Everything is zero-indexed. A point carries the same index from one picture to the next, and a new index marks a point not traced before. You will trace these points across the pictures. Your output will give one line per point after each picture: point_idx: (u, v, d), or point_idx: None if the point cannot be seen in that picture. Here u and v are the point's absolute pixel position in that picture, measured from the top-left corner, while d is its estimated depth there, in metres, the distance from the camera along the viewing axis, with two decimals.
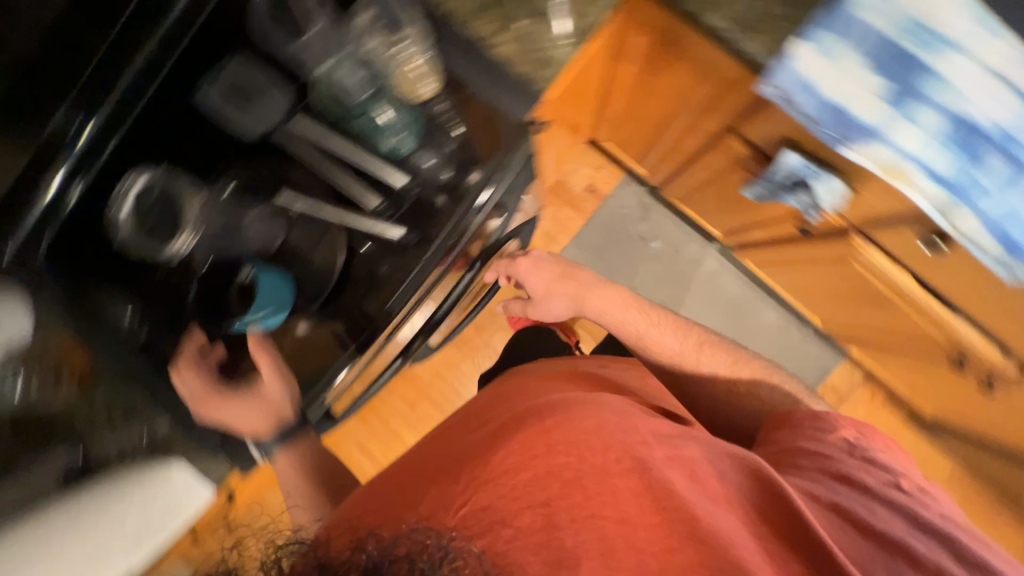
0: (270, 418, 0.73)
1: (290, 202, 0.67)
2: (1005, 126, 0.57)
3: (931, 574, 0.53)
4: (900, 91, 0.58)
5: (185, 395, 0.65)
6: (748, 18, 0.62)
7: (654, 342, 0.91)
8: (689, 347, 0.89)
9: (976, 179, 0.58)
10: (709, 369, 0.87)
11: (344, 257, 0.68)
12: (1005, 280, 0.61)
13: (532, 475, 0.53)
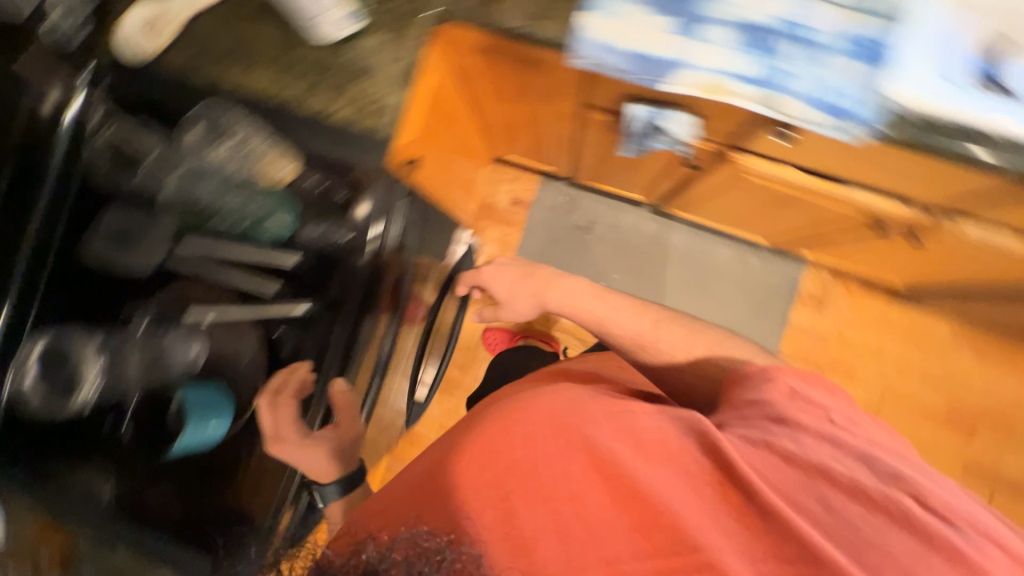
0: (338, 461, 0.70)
1: (200, 314, 0.70)
2: (785, 19, 0.64)
3: (847, 490, 0.58)
4: (684, 23, 0.65)
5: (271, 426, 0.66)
6: (537, 11, 0.68)
7: (609, 325, 0.87)
8: (643, 325, 0.86)
9: (781, 69, 0.63)
10: (671, 346, 0.83)
11: (265, 349, 0.72)
12: (854, 142, 0.65)
13: (494, 473, 0.57)
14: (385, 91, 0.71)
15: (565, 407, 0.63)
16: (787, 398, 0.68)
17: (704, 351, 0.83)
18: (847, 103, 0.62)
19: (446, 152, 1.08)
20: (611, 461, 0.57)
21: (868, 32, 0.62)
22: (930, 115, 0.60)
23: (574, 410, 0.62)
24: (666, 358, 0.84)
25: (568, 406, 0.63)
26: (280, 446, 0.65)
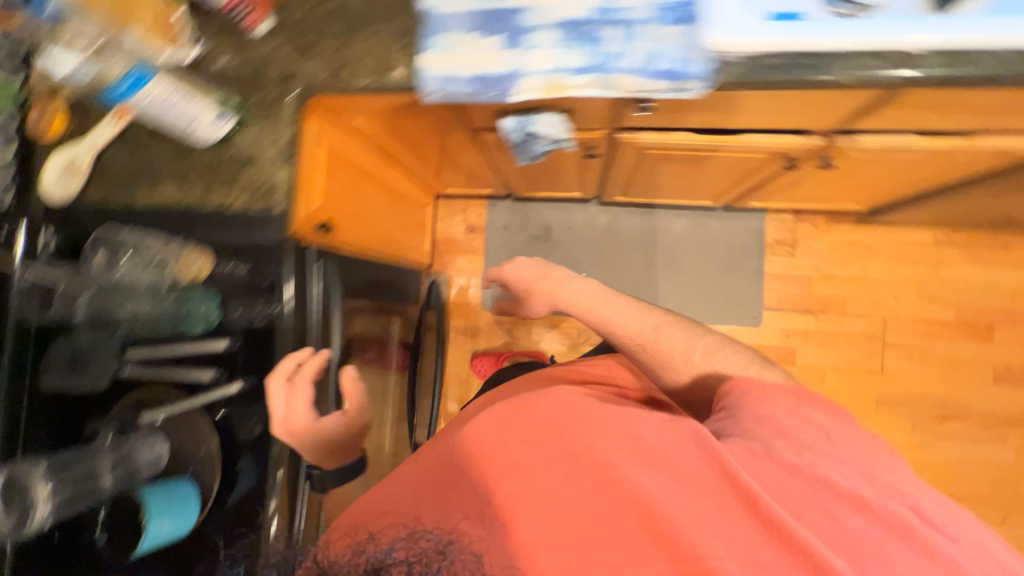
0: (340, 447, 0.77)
1: (154, 414, 0.75)
2: (601, 6, 0.66)
3: (851, 501, 0.56)
4: (509, 37, 0.69)
5: (286, 399, 0.73)
6: (383, 64, 0.74)
7: (614, 325, 0.85)
8: (643, 329, 0.83)
9: (608, 52, 0.66)
10: (670, 349, 0.80)
11: (219, 435, 0.76)
12: (701, 96, 0.67)
13: (495, 478, 0.62)
14: (270, 172, 0.77)
15: (564, 412, 0.67)
16: (786, 414, 0.63)
17: (701, 355, 0.78)
18: (677, 64, 0.64)
19: (372, 206, 1.14)
20: (604, 465, 0.61)
21: None
22: (754, 53, 0.62)
23: (571, 417, 0.66)
24: (663, 366, 0.81)
25: (567, 412, 0.67)
26: (291, 418, 0.72)
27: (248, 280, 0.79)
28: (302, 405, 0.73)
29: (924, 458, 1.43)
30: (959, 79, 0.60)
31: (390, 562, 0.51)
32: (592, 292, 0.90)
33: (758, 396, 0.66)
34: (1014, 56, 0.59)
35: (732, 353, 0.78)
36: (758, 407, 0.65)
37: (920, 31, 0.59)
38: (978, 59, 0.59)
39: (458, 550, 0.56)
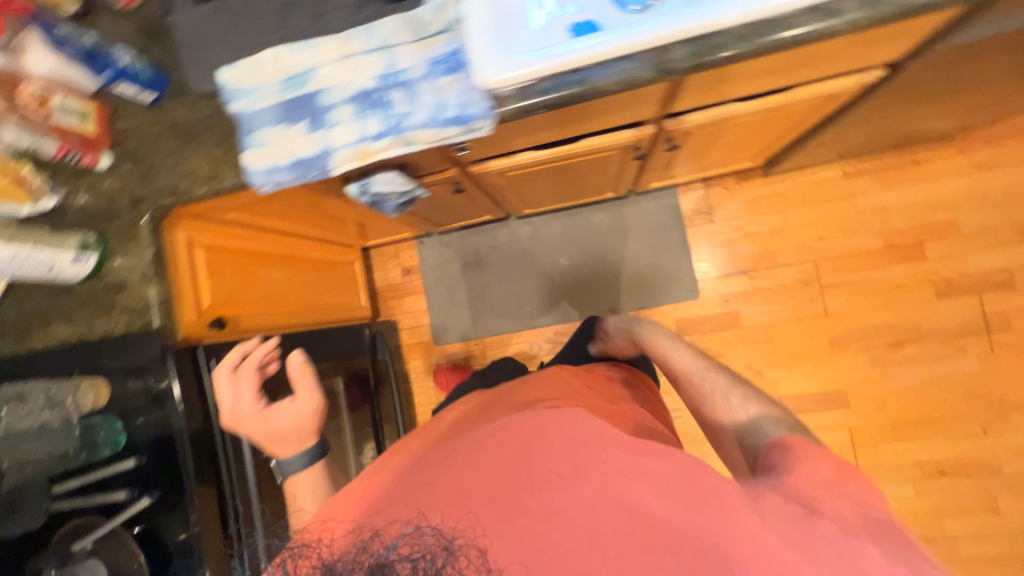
0: (297, 424, 0.92)
1: (84, 543, 0.77)
2: (382, 73, 0.71)
3: None
4: (314, 120, 0.74)
5: (233, 394, 0.89)
6: (213, 170, 0.79)
7: (673, 361, 0.86)
8: (697, 372, 0.81)
9: (399, 113, 0.70)
10: (716, 388, 0.76)
11: (144, 551, 0.80)
12: (494, 130, 0.71)
13: (503, 479, 0.54)
14: (141, 291, 0.83)
15: (597, 429, 0.58)
16: (827, 483, 0.53)
17: (740, 403, 0.71)
18: (459, 110, 0.68)
19: (282, 283, 1.19)
20: (626, 488, 0.52)
21: (447, 45, 0.68)
22: (520, 83, 0.65)
23: (602, 438, 0.56)
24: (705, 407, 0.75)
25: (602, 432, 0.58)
26: (240, 408, 0.88)
27: (144, 394, 0.83)
28: (250, 392, 0.90)
29: (888, 387, 1.42)
30: (710, 62, 0.63)
31: (394, 559, 0.45)
32: (655, 334, 0.93)
33: (790, 462, 0.56)
34: (753, 29, 0.60)
35: (769, 411, 0.69)
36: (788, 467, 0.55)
37: (656, 29, 0.61)
38: (721, 41, 0.62)
39: (463, 546, 0.48)
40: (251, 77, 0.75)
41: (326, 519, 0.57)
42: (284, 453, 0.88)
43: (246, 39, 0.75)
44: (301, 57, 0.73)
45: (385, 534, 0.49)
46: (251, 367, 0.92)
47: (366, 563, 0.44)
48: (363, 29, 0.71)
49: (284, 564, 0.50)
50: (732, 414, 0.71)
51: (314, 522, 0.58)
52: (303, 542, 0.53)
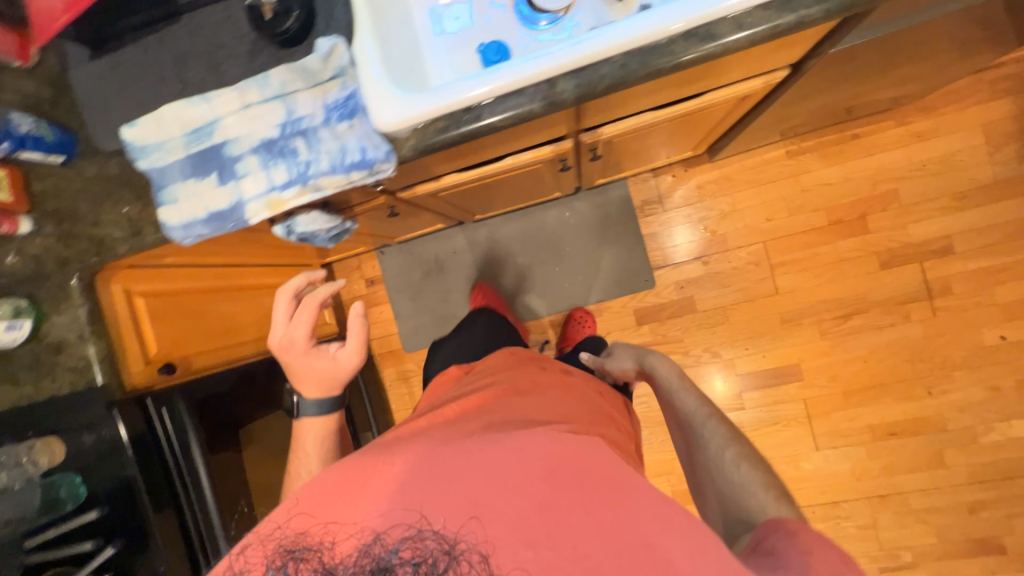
0: (326, 384, 0.86)
1: None
2: (282, 121, 0.70)
3: None
4: (223, 172, 0.74)
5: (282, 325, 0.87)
6: (132, 227, 0.79)
7: (678, 401, 0.85)
8: (699, 419, 0.79)
9: (303, 161, 0.70)
10: (713, 435, 0.75)
11: None
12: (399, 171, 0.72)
13: (505, 498, 0.54)
14: (82, 350, 0.84)
15: (603, 462, 0.60)
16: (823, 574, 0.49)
17: (733, 460, 0.70)
18: (360, 155, 0.69)
19: (235, 316, 1.20)
20: (624, 517, 0.53)
21: (341, 89, 0.68)
22: (418, 123, 0.66)
23: (610, 474, 0.58)
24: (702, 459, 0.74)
25: (608, 463, 0.60)
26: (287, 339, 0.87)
27: (97, 449, 0.85)
28: (302, 330, 0.86)
29: (839, 358, 1.48)
30: (599, 89, 0.63)
31: (396, 562, 0.51)
32: (668, 372, 0.91)
33: (782, 542, 0.54)
34: (633, 57, 0.61)
35: (759, 473, 0.67)
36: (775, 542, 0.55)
37: (543, 62, 0.62)
38: (605, 70, 0.62)
39: (462, 548, 0.51)
40: (156, 132, 0.75)
41: (320, 516, 0.56)
42: (308, 394, 0.86)
43: (147, 95, 0.75)
44: (202, 109, 0.73)
45: (386, 538, 0.52)
46: (315, 299, 0.87)
47: (367, 566, 0.51)
48: (258, 77, 0.70)
49: (290, 567, 0.53)
50: (726, 472, 0.69)
51: (302, 514, 0.57)
52: (302, 539, 0.55)
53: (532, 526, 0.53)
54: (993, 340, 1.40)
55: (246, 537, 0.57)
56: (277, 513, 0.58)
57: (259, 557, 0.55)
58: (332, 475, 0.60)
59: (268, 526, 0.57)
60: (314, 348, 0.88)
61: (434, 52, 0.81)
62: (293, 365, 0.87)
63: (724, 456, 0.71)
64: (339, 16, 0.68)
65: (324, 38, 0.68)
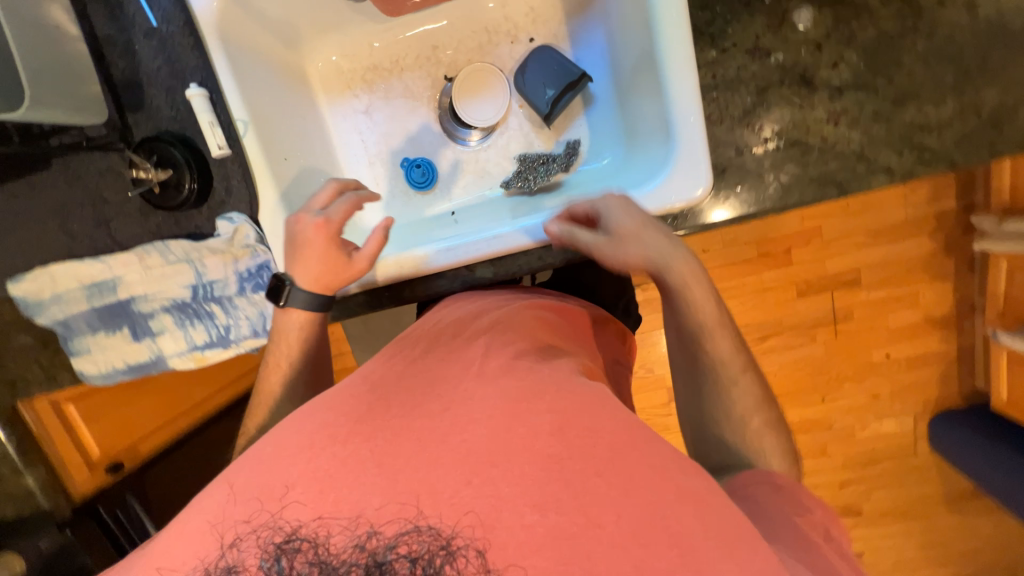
0: (331, 285, 0.59)
1: None
2: (191, 285, 0.67)
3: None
4: (136, 327, 0.71)
5: (312, 200, 0.60)
6: (46, 372, 0.75)
7: (707, 344, 0.55)
8: (728, 373, 0.54)
9: (222, 325, 0.69)
10: (735, 395, 0.54)
11: None
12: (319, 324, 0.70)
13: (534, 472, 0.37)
14: (22, 481, 0.83)
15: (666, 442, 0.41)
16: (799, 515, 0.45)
17: (755, 432, 0.53)
18: None
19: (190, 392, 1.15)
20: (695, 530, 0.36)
21: (252, 260, 0.65)
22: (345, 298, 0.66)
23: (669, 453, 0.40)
24: (709, 408, 0.54)
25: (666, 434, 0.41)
26: (310, 217, 0.58)
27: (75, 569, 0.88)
28: (336, 217, 0.59)
29: None
30: (515, 274, 0.65)
31: (392, 558, 0.36)
32: (706, 300, 0.54)
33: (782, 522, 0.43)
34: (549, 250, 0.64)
35: (778, 448, 0.53)
36: (763, 496, 0.45)
37: (453, 256, 0.62)
38: (522, 262, 0.65)
39: (462, 546, 0.36)
40: (50, 287, 0.68)
41: (313, 503, 0.38)
42: (304, 281, 0.59)
43: (32, 248, 0.67)
44: (98, 267, 0.67)
45: (383, 534, 0.36)
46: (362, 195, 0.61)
47: (362, 561, 0.36)
48: (159, 241, 0.65)
49: (279, 557, 0.37)
50: (742, 439, 0.52)
51: (293, 503, 0.39)
52: (293, 526, 0.38)
53: (570, 518, 0.36)
54: (878, 357, 1.60)
55: (230, 525, 0.39)
56: (255, 490, 0.40)
57: (240, 539, 0.38)
58: (311, 428, 0.41)
59: (239, 500, 0.40)
60: (341, 245, 0.60)
61: (355, 163, 0.77)
62: (301, 249, 0.59)
63: (747, 420, 0.53)
64: (239, 184, 0.62)
65: (224, 211, 0.63)
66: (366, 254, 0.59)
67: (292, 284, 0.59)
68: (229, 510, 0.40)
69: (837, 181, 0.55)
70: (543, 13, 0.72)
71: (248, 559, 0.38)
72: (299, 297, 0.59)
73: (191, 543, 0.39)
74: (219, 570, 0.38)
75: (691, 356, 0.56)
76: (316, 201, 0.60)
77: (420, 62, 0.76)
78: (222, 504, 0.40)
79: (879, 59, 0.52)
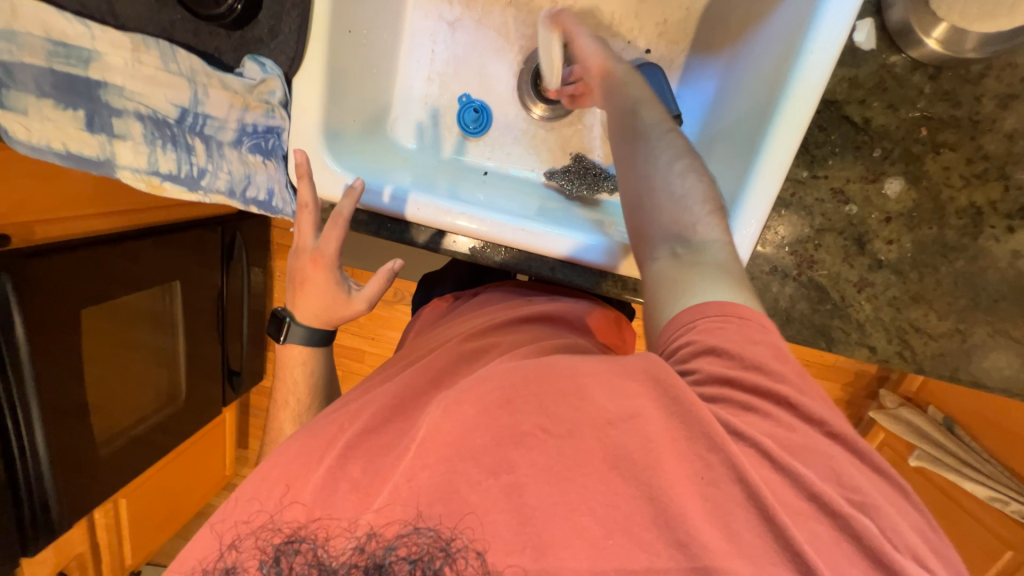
0: (332, 317, 0.65)
1: None
2: (181, 108, 0.57)
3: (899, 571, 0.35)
4: (93, 116, 0.55)
5: (299, 228, 0.61)
6: None
7: (640, 115, 0.55)
8: (659, 132, 0.54)
9: (198, 166, 0.60)
10: (666, 151, 0.52)
11: None
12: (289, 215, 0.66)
13: (514, 505, 0.38)
14: None
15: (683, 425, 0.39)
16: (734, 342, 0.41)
17: (685, 175, 0.50)
18: (266, 197, 0.63)
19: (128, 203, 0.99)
20: (667, 464, 0.37)
21: (263, 118, 0.60)
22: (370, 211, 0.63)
23: (574, 371, 0.41)
24: (637, 187, 0.52)
25: (602, 374, 0.41)
26: (302, 252, 0.62)
27: None
28: (323, 254, 0.61)
29: None
30: (498, 266, 0.66)
31: (391, 561, 0.36)
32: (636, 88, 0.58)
33: (699, 338, 0.41)
34: (563, 265, 0.64)
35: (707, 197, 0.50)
36: (683, 331, 0.43)
37: (454, 210, 0.61)
38: (508, 258, 0.65)
39: (462, 548, 0.37)
40: None
41: (309, 505, 0.42)
42: (304, 320, 0.66)
43: None
44: (86, 31, 0.51)
45: (383, 536, 0.38)
46: (346, 215, 0.58)
47: (361, 563, 0.36)
48: (167, 43, 0.55)
49: (278, 559, 0.39)
50: (671, 195, 0.50)
51: (293, 504, 0.43)
52: (293, 527, 0.41)
53: (563, 506, 0.37)
54: None
55: (230, 527, 0.44)
56: (257, 494, 0.45)
57: (241, 541, 0.42)
58: (293, 453, 0.47)
59: (238, 506, 0.46)
60: (336, 279, 0.63)
61: (413, 71, 0.72)
62: (303, 285, 0.64)
63: (680, 180, 0.50)
64: (288, 33, 0.57)
65: (257, 52, 0.57)
66: (362, 296, 0.63)
67: (292, 321, 0.66)
68: (230, 517, 0.45)
69: (830, 336, 0.58)
70: (673, 32, 0.68)
71: (247, 562, 0.41)
72: (297, 333, 0.67)
73: (197, 544, 0.45)
74: (218, 571, 0.41)
75: (628, 128, 0.55)
76: (303, 233, 0.61)
77: (531, 9, 0.69)
78: (226, 510, 0.46)
79: (924, 257, 0.55)
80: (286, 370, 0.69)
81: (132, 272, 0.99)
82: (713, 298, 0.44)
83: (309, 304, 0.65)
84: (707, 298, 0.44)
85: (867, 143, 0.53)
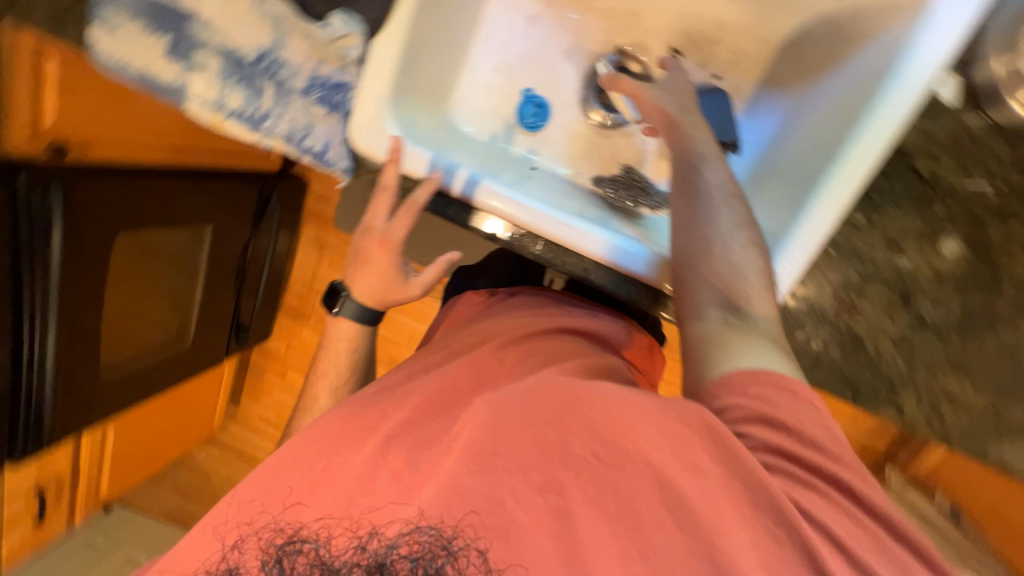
0: (386, 299, 0.65)
1: None
2: (261, 48, 0.58)
3: None
4: (177, 44, 0.57)
5: (374, 207, 0.62)
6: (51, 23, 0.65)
7: (706, 171, 0.52)
8: (721, 194, 0.50)
9: (264, 108, 0.61)
10: (729, 215, 0.49)
11: None
12: (340, 174, 0.67)
13: (523, 510, 0.38)
14: None
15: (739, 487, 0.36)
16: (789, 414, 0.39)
17: (745, 246, 0.47)
18: (321, 148, 0.64)
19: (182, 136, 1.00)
20: (690, 501, 0.37)
21: (337, 73, 0.62)
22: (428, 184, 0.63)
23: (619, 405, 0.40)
24: (694, 248, 0.48)
25: (656, 418, 0.39)
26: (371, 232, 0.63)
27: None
28: (392, 237, 0.61)
29: None
30: (536, 259, 0.65)
31: (392, 560, 0.38)
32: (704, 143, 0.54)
33: (741, 409, 0.39)
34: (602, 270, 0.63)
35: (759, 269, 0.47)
36: (736, 399, 0.40)
37: (507, 200, 0.62)
38: (547, 250, 0.64)
39: (463, 546, 0.38)
40: None
41: (316, 507, 0.43)
42: (357, 298, 0.65)
43: None
44: None
45: (383, 535, 0.40)
46: (420, 205, 0.59)
47: (364, 562, 0.38)
48: None
49: (280, 560, 0.40)
50: (728, 263, 0.47)
51: (295, 505, 0.45)
52: (294, 528, 0.43)
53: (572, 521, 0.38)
54: None
55: (233, 529, 0.45)
56: (256, 496, 0.47)
57: (242, 542, 0.44)
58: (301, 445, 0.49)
59: (237, 508, 0.47)
60: (399, 262, 0.63)
61: (483, 57, 0.73)
62: (364, 265, 0.64)
63: (738, 250, 0.47)
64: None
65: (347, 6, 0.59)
66: (420, 282, 0.64)
67: (348, 295, 0.66)
68: (231, 518, 0.46)
69: (857, 387, 0.56)
70: (745, 63, 0.69)
71: (248, 561, 0.43)
72: (350, 307, 0.66)
73: (199, 547, 0.47)
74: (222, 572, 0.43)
75: (688, 184, 0.52)
76: (377, 213, 0.62)
77: (611, 16, 0.71)
78: (226, 511, 0.47)
79: (970, 325, 0.54)
80: (331, 343, 0.69)
81: (170, 210, 1.00)
82: (771, 372, 0.40)
83: (366, 283, 0.64)
84: (763, 370, 0.41)
85: (930, 198, 0.53)
